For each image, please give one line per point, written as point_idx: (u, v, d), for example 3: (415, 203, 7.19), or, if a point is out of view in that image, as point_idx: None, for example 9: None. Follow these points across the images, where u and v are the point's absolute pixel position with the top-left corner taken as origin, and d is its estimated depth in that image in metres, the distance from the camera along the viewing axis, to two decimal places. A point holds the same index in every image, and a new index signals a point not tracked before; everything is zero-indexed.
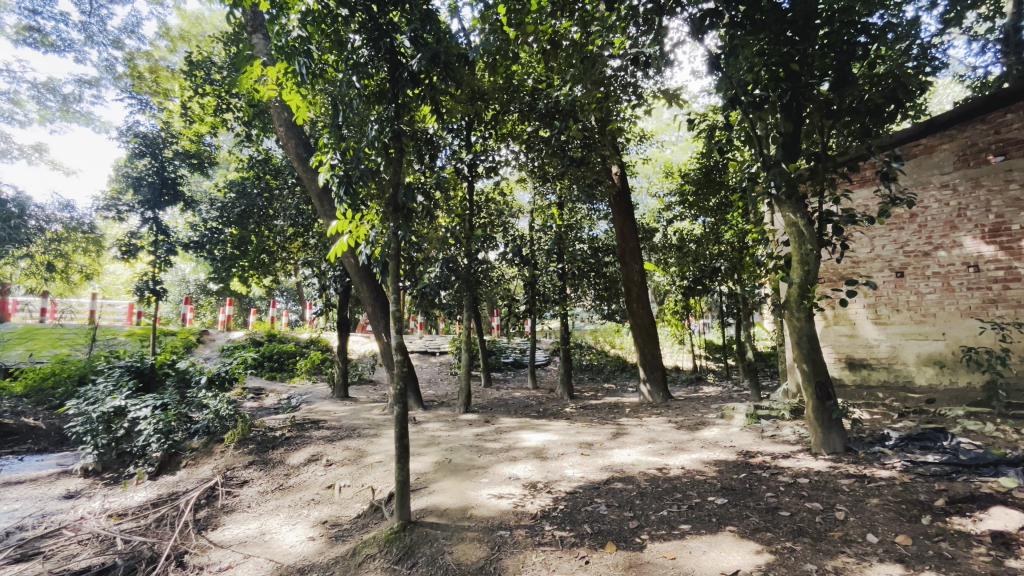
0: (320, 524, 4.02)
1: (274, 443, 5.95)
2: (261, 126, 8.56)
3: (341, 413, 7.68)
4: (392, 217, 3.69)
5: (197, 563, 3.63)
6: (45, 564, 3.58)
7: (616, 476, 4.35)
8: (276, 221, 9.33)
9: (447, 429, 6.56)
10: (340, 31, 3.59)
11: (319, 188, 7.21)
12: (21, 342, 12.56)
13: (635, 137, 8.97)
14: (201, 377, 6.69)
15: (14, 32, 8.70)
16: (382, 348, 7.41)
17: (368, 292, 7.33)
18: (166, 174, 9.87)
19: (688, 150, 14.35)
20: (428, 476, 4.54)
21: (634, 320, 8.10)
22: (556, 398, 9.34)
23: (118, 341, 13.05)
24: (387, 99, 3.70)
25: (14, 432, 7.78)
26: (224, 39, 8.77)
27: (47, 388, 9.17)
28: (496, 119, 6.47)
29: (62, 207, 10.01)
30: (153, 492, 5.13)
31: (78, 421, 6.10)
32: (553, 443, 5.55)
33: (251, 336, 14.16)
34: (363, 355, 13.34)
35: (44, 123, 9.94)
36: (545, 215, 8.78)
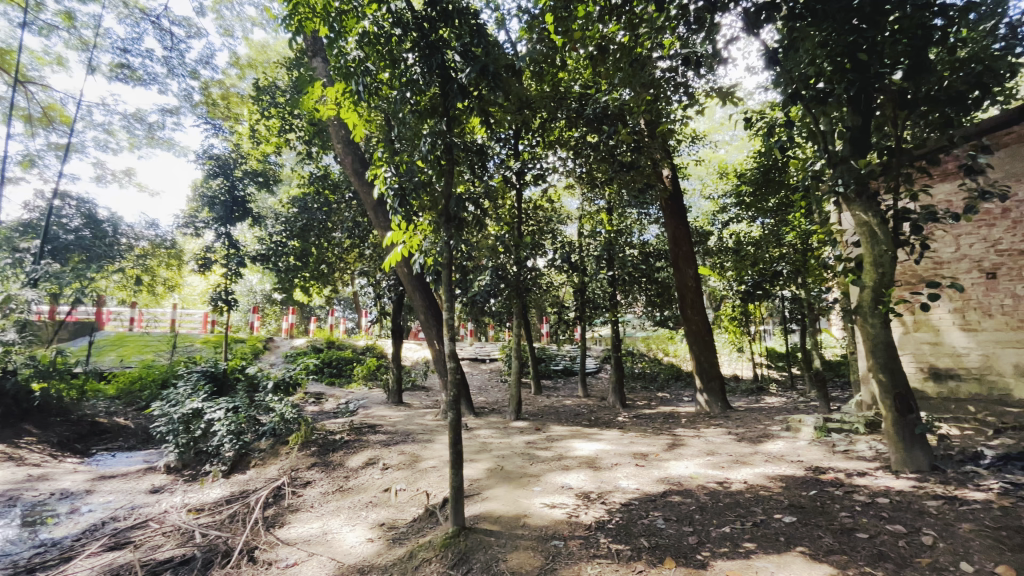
0: (378, 526, 4.14)
1: (334, 446, 6.22)
2: (321, 143, 9.01)
3: (396, 418, 7.88)
4: (445, 228, 3.79)
5: (266, 559, 3.83)
6: (135, 552, 3.90)
7: (674, 489, 4.20)
8: (334, 234, 9.80)
9: (499, 436, 6.59)
10: (394, 51, 3.77)
11: (374, 201, 7.49)
12: (114, 348, 13.92)
13: (687, 137, 8.70)
14: (268, 382, 7.13)
15: (109, 70, 9.69)
16: (434, 354, 7.57)
17: (420, 300, 7.51)
18: (237, 193, 10.65)
19: (744, 150, 13.77)
20: (481, 483, 4.57)
21: (690, 327, 7.82)
22: (607, 407, 9.14)
23: (195, 347, 14.15)
24: (439, 113, 3.81)
25: (108, 430, 8.59)
26: (288, 64, 9.34)
27: (135, 391, 10.08)
28: (544, 127, 6.44)
29: (148, 226, 11.12)
30: (226, 490, 5.48)
31: (162, 421, 6.64)
32: (606, 453, 5.44)
33: (312, 343, 14.89)
34: (416, 362, 13.70)
35: (133, 150, 10.96)
36: (593, 221, 8.66)
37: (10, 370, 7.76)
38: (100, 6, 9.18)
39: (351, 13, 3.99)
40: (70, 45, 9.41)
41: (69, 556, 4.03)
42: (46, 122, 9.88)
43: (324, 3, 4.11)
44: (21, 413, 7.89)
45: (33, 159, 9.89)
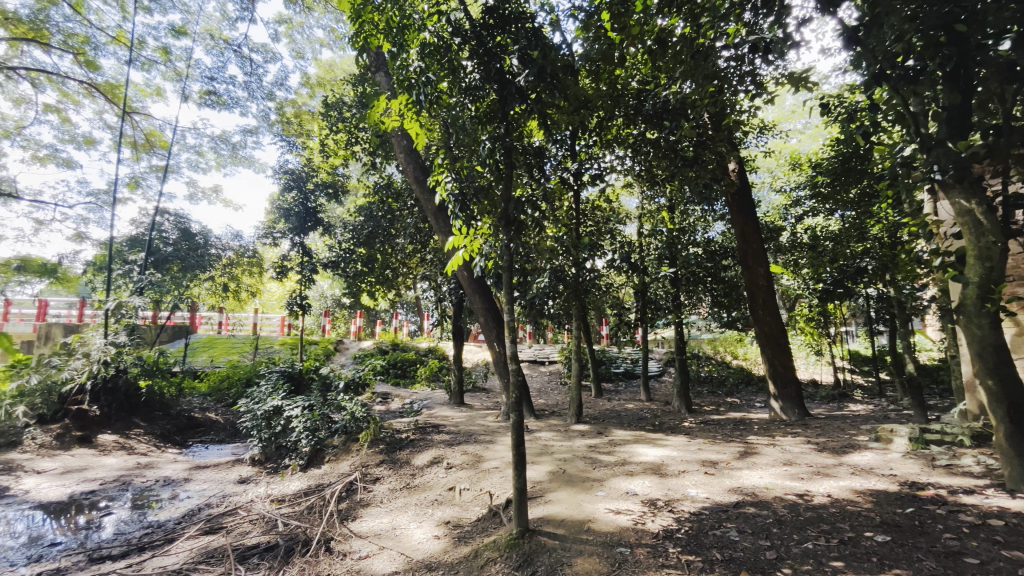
0: (444, 524, 4.24)
1: (400, 445, 6.47)
2: (385, 154, 9.37)
3: (459, 418, 8.07)
4: (504, 231, 3.82)
5: (341, 549, 4.04)
6: (226, 537, 4.25)
7: (747, 499, 3.98)
8: (398, 240, 10.17)
9: (560, 439, 6.54)
10: (454, 59, 3.88)
11: (435, 207, 7.68)
12: (206, 350, 15.33)
13: (755, 128, 8.24)
14: (339, 382, 7.57)
15: (199, 97, 10.66)
16: (494, 356, 7.64)
17: (481, 304, 7.60)
18: (309, 205, 11.35)
19: (819, 139, 12.83)
20: (543, 485, 4.56)
21: (762, 329, 7.38)
22: (672, 412, 8.82)
23: (274, 349, 15.26)
24: (499, 118, 3.85)
25: (202, 424, 9.51)
26: (353, 81, 9.83)
27: (224, 389, 11.13)
28: (602, 126, 6.28)
29: (234, 237, 12.14)
30: (304, 483, 5.84)
31: (247, 417, 7.22)
32: (671, 459, 5.25)
33: (378, 345, 15.58)
34: (476, 364, 13.91)
35: (220, 168, 12.00)
36: (654, 220, 8.41)
37: (122, 369, 8.55)
38: (191, 40, 10.15)
39: (411, 27, 4.13)
40: (166, 77, 10.47)
41: (171, 537, 4.46)
42: (148, 147, 11.05)
43: (386, 18, 4.27)
44: (131, 407, 8.77)
45: (138, 180, 11.09)
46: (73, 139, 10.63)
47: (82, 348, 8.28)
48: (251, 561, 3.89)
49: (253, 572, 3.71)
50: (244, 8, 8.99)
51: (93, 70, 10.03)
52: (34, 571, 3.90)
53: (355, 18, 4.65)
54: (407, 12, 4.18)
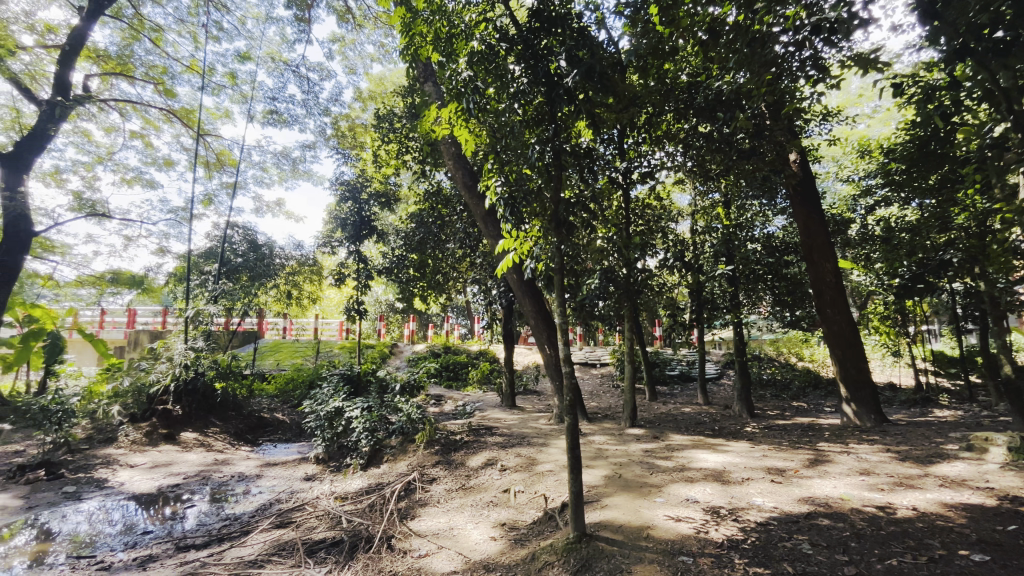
0: (500, 526, 4.27)
1: (455, 446, 6.61)
2: (434, 161, 9.53)
3: (510, 421, 8.09)
4: (555, 233, 3.81)
5: (402, 547, 4.15)
6: (296, 532, 4.49)
7: (820, 510, 3.74)
8: (448, 245, 10.36)
9: (615, 442, 6.43)
10: (501, 65, 3.92)
11: (484, 212, 7.76)
12: (272, 353, 16.30)
13: (819, 114, 7.76)
14: (396, 385, 7.84)
15: (263, 116, 11.37)
16: (545, 359, 7.60)
17: (531, 306, 7.55)
18: (364, 214, 11.76)
19: (892, 122, 11.87)
20: (599, 490, 4.50)
21: (831, 329, 6.93)
22: (732, 416, 8.43)
23: (333, 353, 15.99)
24: (546, 120, 3.85)
25: (270, 424, 10.12)
26: (403, 92, 10.12)
27: (289, 391, 11.82)
28: (652, 122, 6.10)
29: (296, 247, 12.86)
30: (364, 481, 6.06)
31: (311, 417, 7.61)
32: (734, 466, 5.02)
33: (430, 349, 15.94)
34: (527, 367, 13.94)
35: (282, 182, 12.75)
36: (708, 217, 8.11)
37: (200, 371, 9.17)
38: (255, 64, 10.87)
39: (460, 36, 4.23)
40: (234, 99, 11.27)
41: (246, 530, 4.76)
42: (219, 165, 11.91)
43: (435, 30, 4.39)
44: (208, 407, 9.40)
45: (211, 197, 11.99)
46: (155, 161, 11.65)
47: (165, 352, 9.00)
48: (319, 555, 4.08)
49: (320, 566, 3.89)
50: (301, 31, 9.53)
51: (171, 97, 10.95)
52: (130, 556, 4.28)
53: (405, 32, 4.81)
54: (455, 22, 4.27)
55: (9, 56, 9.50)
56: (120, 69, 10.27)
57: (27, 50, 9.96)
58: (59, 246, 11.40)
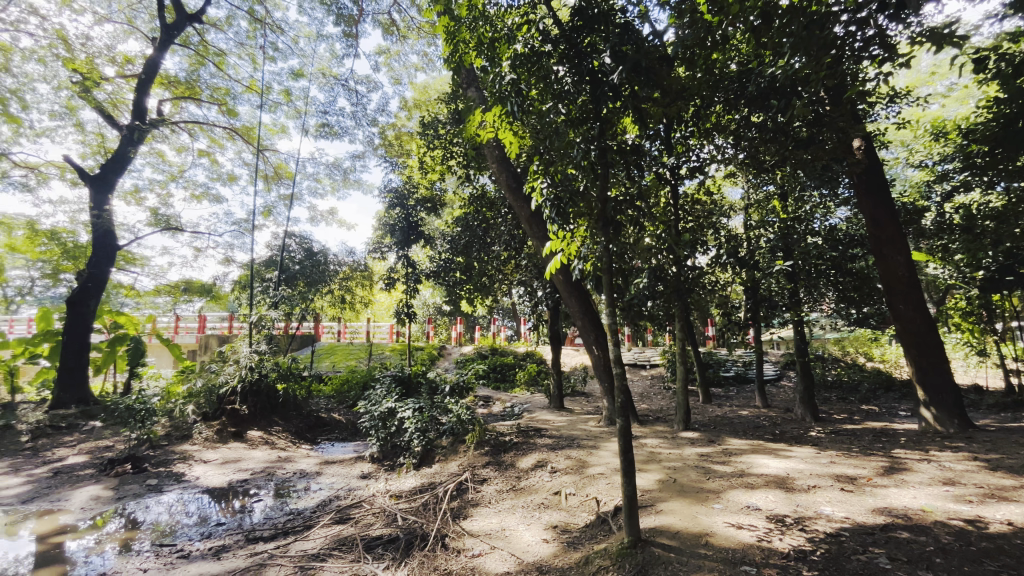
0: (552, 528, 4.26)
1: (505, 447, 6.65)
2: (478, 165, 9.62)
3: (559, 423, 8.02)
4: (602, 232, 3.76)
5: (456, 546, 4.21)
6: (355, 528, 4.66)
7: (898, 522, 3.47)
8: (493, 247, 10.44)
9: (668, 446, 6.26)
10: (545, 66, 3.91)
11: (529, 214, 7.71)
12: (328, 356, 17.06)
13: (886, 96, 7.22)
14: (445, 386, 8.01)
15: (315, 130, 11.91)
16: (594, 360, 7.46)
17: (577, 307, 7.45)
18: (411, 220, 12.11)
19: (970, 100, 10.87)
20: (654, 494, 4.38)
21: (904, 326, 6.46)
22: (794, 420, 7.99)
23: (385, 355, 16.52)
24: (592, 118, 3.80)
25: (328, 424, 10.59)
26: (447, 99, 10.29)
27: (345, 392, 12.32)
28: (700, 114, 5.88)
29: (348, 253, 13.41)
30: (417, 480, 6.20)
31: (366, 418, 7.88)
32: (798, 473, 4.75)
33: (478, 350, 16.15)
34: (574, 368, 13.82)
35: (334, 192, 13.32)
36: (763, 210, 7.73)
37: (263, 373, 9.66)
38: (307, 80, 11.43)
39: (502, 40, 4.28)
40: (289, 115, 11.89)
41: (309, 524, 4.99)
42: (276, 178, 12.60)
43: (478, 35, 4.46)
44: (272, 406, 9.94)
45: (270, 208, 12.70)
46: (219, 177, 12.49)
47: (232, 355, 9.60)
48: (377, 551, 4.22)
49: (378, 562, 4.01)
50: (349, 46, 9.92)
51: (233, 116, 11.69)
52: (206, 546, 4.58)
53: (449, 39, 4.91)
54: (498, 26, 4.32)
55: (94, 87, 10.48)
56: (188, 93, 11.08)
57: (110, 81, 10.95)
58: (139, 258, 12.42)
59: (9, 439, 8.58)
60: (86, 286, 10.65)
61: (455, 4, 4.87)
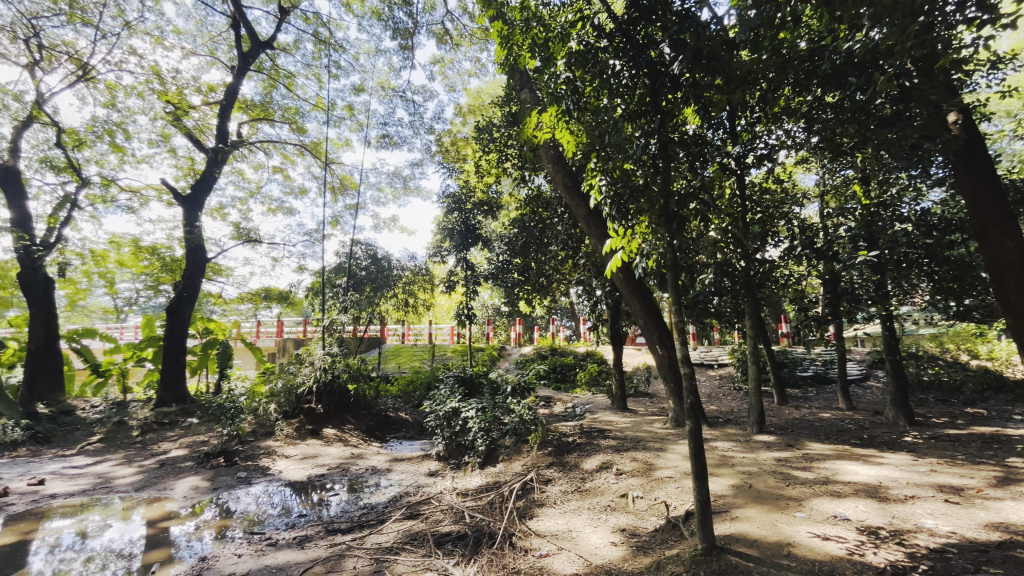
0: (620, 531, 4.18)
1: (568, 448, 6.61)
2: (532, 166, 9.62)
3: (623, 424, 7.86)
4: (665, 228, 3.64)
5: (524, 545, 4.24)
6: (425, 524, 4.82)
7: (1017, 540, 3.09)
8: (550, 247, 10.42)
9: (741, 449, 5.95)
10: (601, 62, 3.86)
11: (587, 212, 7.59)
12: (394, 357, 17.77)
13: (988, 62, 6.41)
14: (507, 386, 8.09)
15: (377, 141, 12.45)
16: (658, 360, 7.25)
17: (639, 305, 7.25)
18: (469, 223, 12.38)
19: None
20: (728, 500, 4.18)
21: (1015, 321, 5.58)
22: (885, 424, 7.32)
23: (448, 356, 16.96)
24: (651, 110, 3.68)
25: (396, 422, 11.02)
26: (501, 102, 10.39)
27: (411, 392, 12.78)
28: (767, 99, 5.56)
29: (410, 258, 13.93)
30: (483, 479, 6.31)
31: (432, 417, 8.13)
32: (892, 481, 4.35)
33: (538, 351, 16.16)
34: (637, 368, 13.48)
35: (396, 200, 13.85)
36: (841, 196, 7.17)
37: (335, 374, 10.14)
38: (368, 94, 11.98)
39: (556, 39, 4.28)
40: (352, 129, 12.53)
41: (382, 519, 5.22)
42: (343, 189, 13.30)
43: (532, 36, 4.48)
44: (344, 406, 10.48)
45: (338, 218, 13.43)
46: (292, 191, 13.39)
47: (308, 357, 10.13)
48: (447, 547, 4.34)
49: (449, 557, 4.12)
50: (406, 58, 10.30)
51: (302, 134, 12.48)
52: (291, 535, 4.91)
53: (502, 43, 4.94)
54: (551, 26, 4.32)
55: (185, 116, 11.60)
56: (263, 114, 11.98)
57: (197, 109, 12.06)
58: (225, 269, 13.56)
59: (123, 434, 9.66)
60: (182, 296, 11.76)
61: (508, 8, 4.93)
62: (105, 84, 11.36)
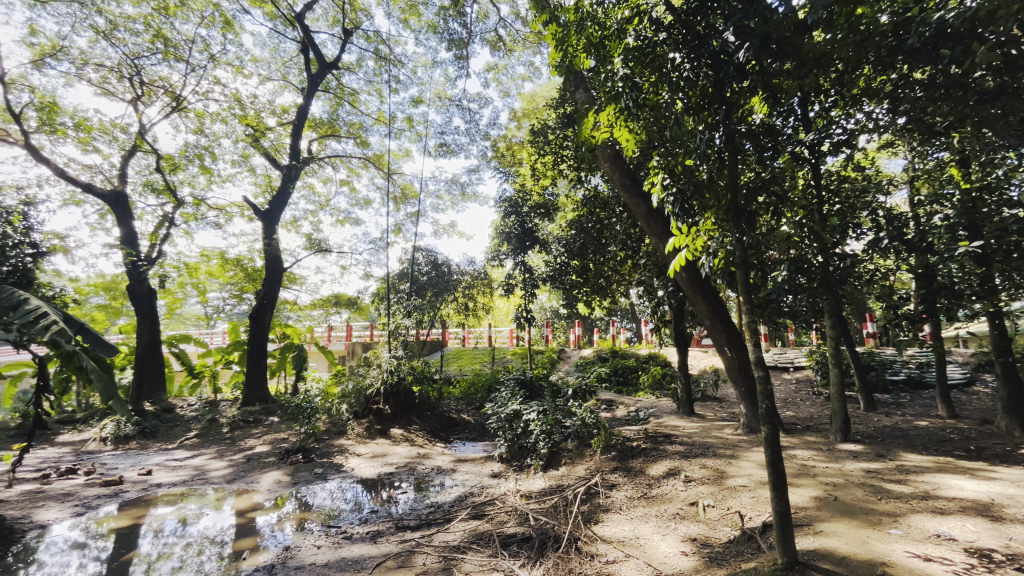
0: (690, 540, 4.02)
1: (633, 453, 6.46)
2: (589, 166, 9.51)
3: (690, 429, 7.56)
4: (733, 225, 3.44)
5: (590, 550, 4.18)
6: (490, 524, 4.89)
7: None
8: (609, 247, 10.26)
9: (824, 458, 5.53)
10: (660, 55, 3.77)
11: (647, 210, 7.37)
12: (456, 360, 18.21)
13: None
14: (568, 389, 8.11)
15: (435, 150, 12.84)
16: (727, 362, 6.90)
17: (705, 305, 6.94)
18: (526, 226, 12.46)
19: None
20: (810, 513, 3.90)
21: None
22: (996, 434, 6.52)
23: (507, 359, 17.14)
24: (715, 102, 3.52)
25: (459, 424, 11.24)
26: (556, 103, 10.37)
27: (473, 393, 13.04)
28: (844, 81, 5.16)
29: (469, 263, 14.24)
30: (546, 482, 6.29)
31: (494, 419, 8.23)
32: (1008, 499, 3.86)
33: (598, 353, 15.96)
34: (704, 371, 12.93)
35: (455, 206, 14.21)
36: (936, 182, 6.50)
37: (400, 376, 10.51)
38: (426, 106, 12.40)
39: (612, 37, 4.26)
40: (412, 140, 13.02)
41: (448, 518, 5.34)
42: (404, 199, 13.82)
43: (587, 36, 4.47)
44: (410, 406, 10.81)
45: (401, 226, 13.99)
46: (358, 202, 14.12)
47: (375, 360, 10.59)
48: (512, 548, 4.37)
49: (515, 559, 4.15)
50: (462, 67, 10.55)
51: (366, 147, 13.13)
52: (364, 530, 5.15)
53: (557, 45, 4.97)
54: (608, 23, 4.29)
55: (262, 136, 12.56)
56: (330, 131, 12.72)
57: (272, 129, 13.01)
58: (299, 277, 14.52)
59: (215, 430, 10.59)
60: (262, 304, 12.70)
61: (561, 10, 4.91)
62: (194, 112, 12.55)
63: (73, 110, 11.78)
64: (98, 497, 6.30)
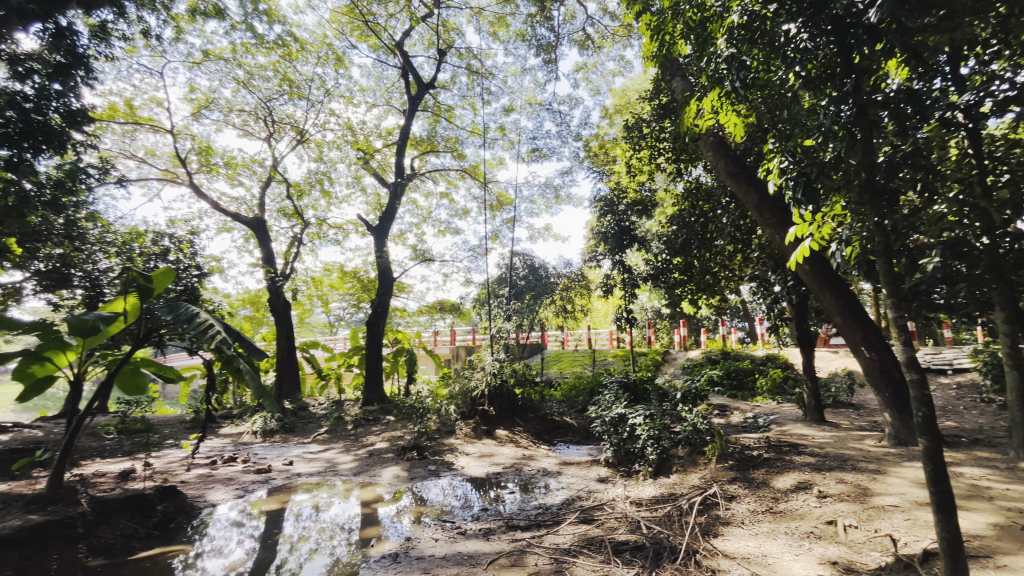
0: (831, 563, 3.59)
1: (754, 463, 5.94)
2: (689, 157, 9.01)
3: (822, 439, 6.76)
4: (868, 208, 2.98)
5: (710, 565, 3.92)
6: (600, 530, 4.81)
7: None
8: (716, 242, 9.59)
9: (1003, 479, 4.62)
10: (770, 28, 3.43)
11: (758, 199, 6.77)
12: (556, 363, 18.25)
13: None
14: (677, 393, 7.64)
15: (528, 155, 13.03)
16: (867, 365, 6.07)
17: (833, 301, 6.18)
18: (623, 225, 12.14)
19: None
20: (989, 543, 3.28)
21: None
22: None
23: (608, 361, 16.78)
24: (838, 72, 3.10)
25: (562, 426, 11.22)
26: (649, 95, 9.97)
27: (575, 396, 12.96)
28: (1010, 25, 4.29)
29: (567, 266, 14.23)
30: (657, 489, 6.03)
31: (598, 422, 8.06)
32: None
33: (707, 354, 15.00)
34: (834, 374, 11.53)
35: (549, 209, 14.29)
36: None
37: (503, 379, 10.75)
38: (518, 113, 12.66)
39: (714, 17, 4.00)
40: (505, 147, 13.35)
41: (557, 521, 5.35)
42: (500, 206, 14.22)
43: (685, 20, 4.23)
44: (513, 408, 11.02)
45: (498, 233, 14.40)
46: (457, 213, 14.82)
47: (479, 363, 10.98)
48: (625, 556, 4.25)
49: (628, 567, 4.03)
50: (551, 71, 10.61)
51: (462, 159, 13.73)
52: (477, 527, 5.35)
53: (652, 34, 4.78)
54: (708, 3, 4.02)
55: (371, 158, 13.73)
56: (429, 146, 13.52)
57: (379, 151, 14.16)
58: (407, 286, 15.58)
59: (342, 427, 11.73)
60: (376, 312, 13.81)
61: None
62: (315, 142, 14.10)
63: (223, 151, 13.85)
64: (253, 483, 7.30)
